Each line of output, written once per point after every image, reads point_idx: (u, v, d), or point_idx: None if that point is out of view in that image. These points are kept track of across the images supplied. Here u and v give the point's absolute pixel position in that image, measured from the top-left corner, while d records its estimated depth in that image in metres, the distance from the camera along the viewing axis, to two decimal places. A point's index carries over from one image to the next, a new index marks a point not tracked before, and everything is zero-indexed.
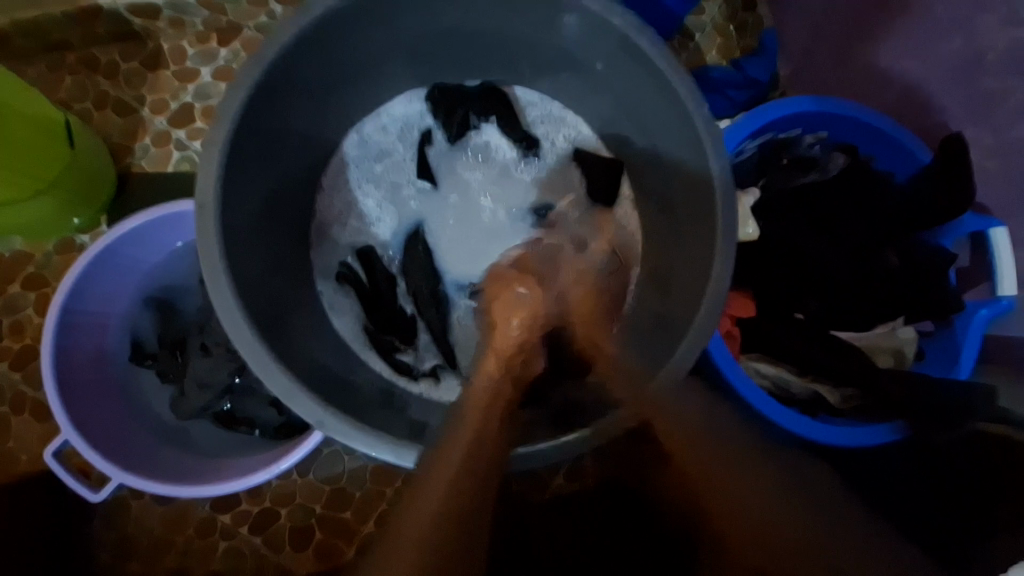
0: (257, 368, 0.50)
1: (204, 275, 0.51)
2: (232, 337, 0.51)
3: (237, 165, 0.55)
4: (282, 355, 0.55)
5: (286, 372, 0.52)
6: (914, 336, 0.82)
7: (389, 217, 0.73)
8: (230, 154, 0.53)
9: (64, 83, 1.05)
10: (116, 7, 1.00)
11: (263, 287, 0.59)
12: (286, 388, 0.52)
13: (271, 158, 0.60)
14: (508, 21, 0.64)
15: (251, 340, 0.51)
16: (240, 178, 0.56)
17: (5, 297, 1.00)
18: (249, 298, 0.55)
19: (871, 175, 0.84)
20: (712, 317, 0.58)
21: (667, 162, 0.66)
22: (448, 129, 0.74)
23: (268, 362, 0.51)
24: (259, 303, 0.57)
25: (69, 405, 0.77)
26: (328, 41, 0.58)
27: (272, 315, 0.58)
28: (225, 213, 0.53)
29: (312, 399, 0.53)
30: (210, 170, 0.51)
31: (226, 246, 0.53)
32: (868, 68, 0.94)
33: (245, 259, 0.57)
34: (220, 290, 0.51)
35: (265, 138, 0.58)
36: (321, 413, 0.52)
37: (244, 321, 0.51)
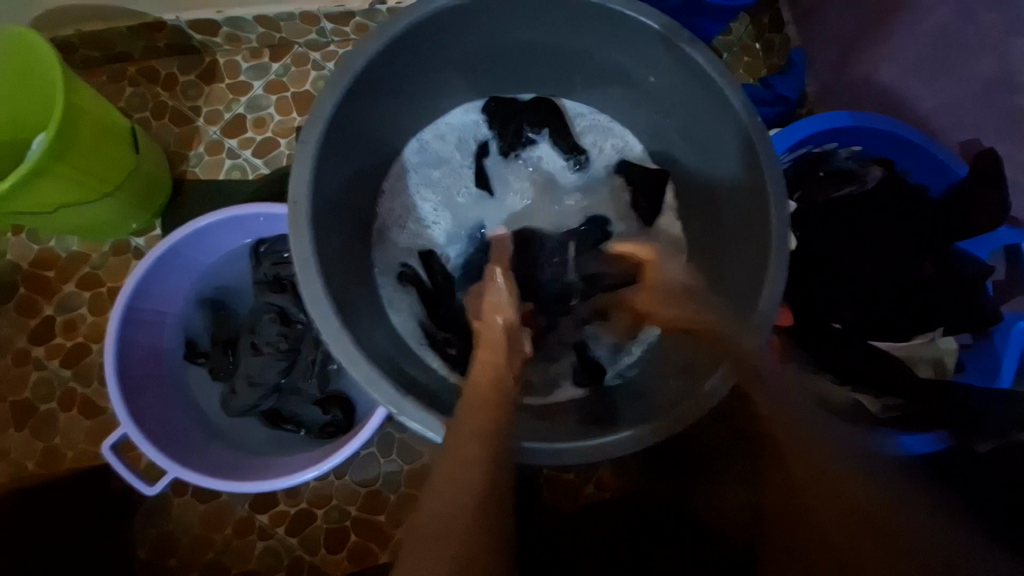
0: (343, 355, 0.52)
1: (294, 268, 0.54)
2: (319, 326, 0.53)
3: (323, 167, 0.58)
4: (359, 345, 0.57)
5: (367, 360, 0.54)
6: (955, 347, 0.83)
7: (445, 221, 0.77)
8: (318, 157, 0.57)
9: (125, 94, 1.10)
10: (178, 23, 1.05)
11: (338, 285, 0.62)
12: (369, 376, 0.54)
13: (348, 163, 0.64)
14: (569, 38, 0.68)
15: (338, 328, 0.54)
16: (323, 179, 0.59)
17: (60, 296, 1.04)
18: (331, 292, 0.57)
19: (909, 189, 0.86)
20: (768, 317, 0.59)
21: (718, 170, 0.68)
22: (502, 138, 0.77)
23: (353, 351, 0.53)
24: (337, 298, 0.59)
25: (128, 399, 0.80)
26: (403, 55, 0.63)
27: (346, 310, 0.61)
28: (312, 211, 0.56)
29: (393, 387, 0.54)
30: (303, 171, 0.55)
31: (314, 243, 0.56)
32: (899, 87, 0.97)
33: (325, 256, 0.59)
34: (310, 282, 0.53)
35: (347, 143, 0.62)
36: (400, 400, 0.54)
37: (331, 311, 0.53)
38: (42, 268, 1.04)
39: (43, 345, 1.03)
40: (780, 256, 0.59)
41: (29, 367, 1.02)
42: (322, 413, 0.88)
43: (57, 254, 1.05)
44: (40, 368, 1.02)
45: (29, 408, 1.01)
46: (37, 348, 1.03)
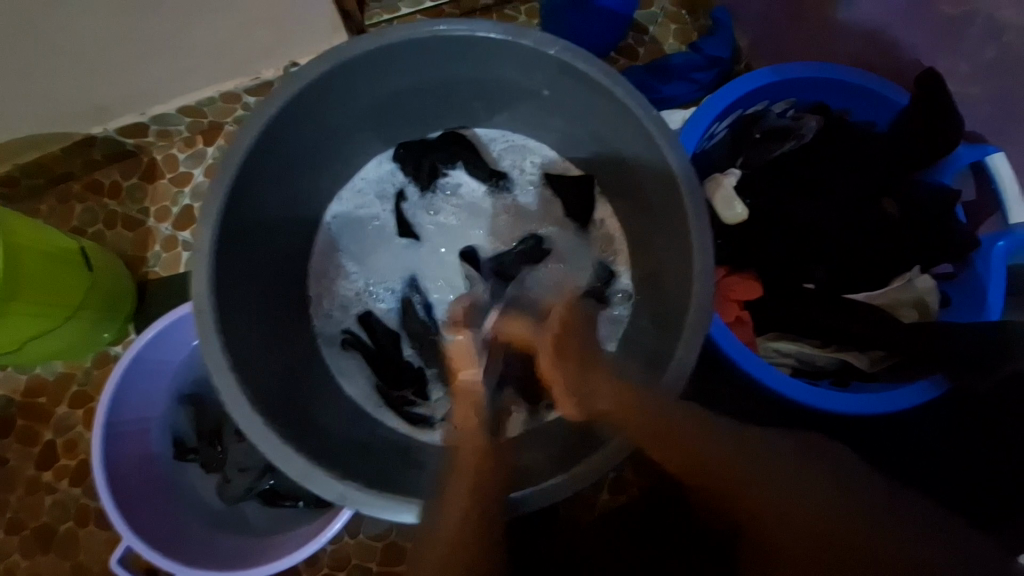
0: (272, 457, 0.52)
1: (211, 375, 0.54)
2: (246, 430, 0.53)
3: (225, 267, 0.57)
4: (292, 435, 0.57)
5: (299, 453, 0.54)
6: (933, 284, 0.77)
7: (377, 277, 0.76)
8: (218, 255, 0.56)
9: (75, 212, 1.13)
10: (107, 133, 1.06)
11: (271, 375, 0.62)
12: (305, 469, 0.54)
13: (261, 246, 0.64)
14: (454, 71, 0.66)
15: (264, 429, 0.54)
16: (229, 276, 0.58)
17: (56, 419, 1.07)
18: (256, 390, 0.57)
19: (850, 132, 0.83)
20: (705, 310, 0.58)
21: (633, 166, 0.66)
22: (418, 181, 0.76)
23: (281, 448, 0.53)
24: (265, 391, 0.59)
25: (125, 511, 0.82)
26: (292, 129, 0.61)
27: (279, 401, 0.60)
28: (219, 316, 0.55)
29: (331, 475, 0.54)
30: (201, 278, 0.54)
31: (228, 348, 0.55)
32: (825, 23, 0.93)
33: (245, 352, 0.59)
34: (227, 388, 0.53)
35: (251, 230, 0.62)
36: (340, 488, 0.54)
37: (253, 413, 0.53)
38: (34, 395, 1.07)
39: (50, 469, 1.06)
40: (704, 249, 0.57)
41: (42, 493, 1.05)
42: None
43: (45, 379, 1.08)
44: (51, 492, 1.05)
45: (50, 531, 1.04)
46: (44, 473, 1.05)
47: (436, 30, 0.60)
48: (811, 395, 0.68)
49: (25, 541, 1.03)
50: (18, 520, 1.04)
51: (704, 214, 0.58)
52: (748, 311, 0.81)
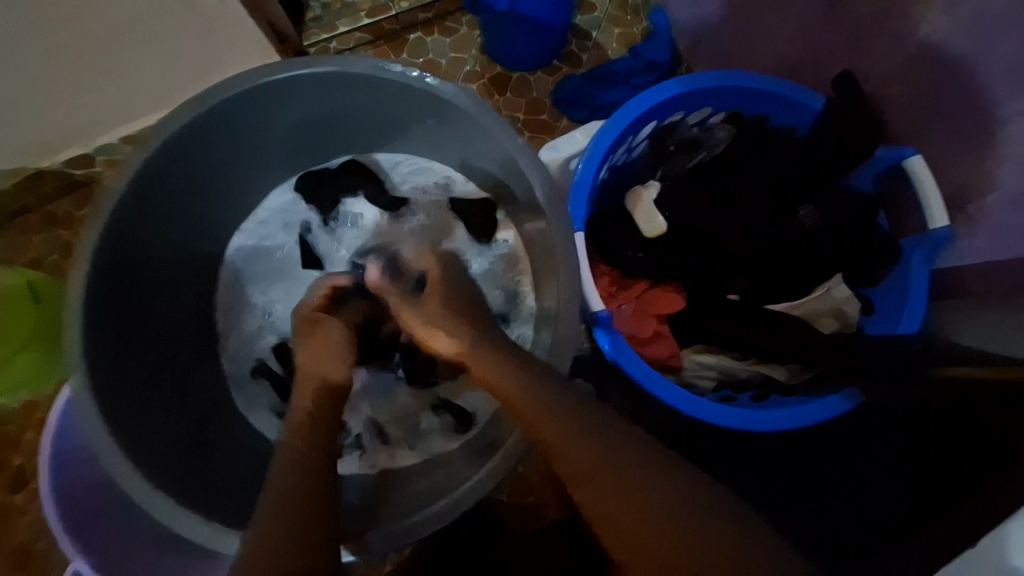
0: (136, 498, 0.53)
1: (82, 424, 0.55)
2: (116, 473, 0.54)
3: (100, 318, 0.59)
4: (171, 480, 0.58)
5: (165, 496, 0.55)
6: (849, 294, 0.77)
7: (282, 309, 0.78)
8: (91, 304, 0.57)
9: (33, 243, 1.16)
10: (56, 166, 1.10)
11: (154, 421, 0.63)
12: (170, 510, 0.54)
13: (146, 289, 0.66)
14: (336, 105, 0.67)
15: (134, 473, 0.55)
16: (107, 324, 0.60)
17: (24, 445, 1.11)
18: (132, 437, 0.58)
19: (764, 139, 0.81)
20: (572, 335, 0.59)
21: (518, 193, 0.67)
22: (323, 212, 0.78)
23: (148, 490, 0.54)
24: (143, 435, 0.60)
25: (75, 537, 0.85)
26: (173, 170, 0.62)
27: (161, 445, 0.61)
28: (93, 366, 0.56)
29: (197, 516, 0.55)
30: (73, 331, 0.56)
31: (100, 395, 0.56)
32: (752, 23, 0.90)
33: (124, 398, 0.60)
34: (96, 435, 0.54)
35: (131, 275, 0.63)
36: (206, 530, 0.54)
37: (124, 461, 0.55)
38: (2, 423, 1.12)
39: (20, 493, 1.10)
40: (570, 279, 0.59)
41: (13, 517, 1.09)
42: None
43: (12, 407, 1.12)
44: (21, 516, 1.10)
45: (24, 551, 1.09)
46: (14, 497, 1.10)
47: (302, 73, 0.60)
48: (712, 413, 0.68)
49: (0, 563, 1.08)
50: None
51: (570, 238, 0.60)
52: (667, 325, 0.81)
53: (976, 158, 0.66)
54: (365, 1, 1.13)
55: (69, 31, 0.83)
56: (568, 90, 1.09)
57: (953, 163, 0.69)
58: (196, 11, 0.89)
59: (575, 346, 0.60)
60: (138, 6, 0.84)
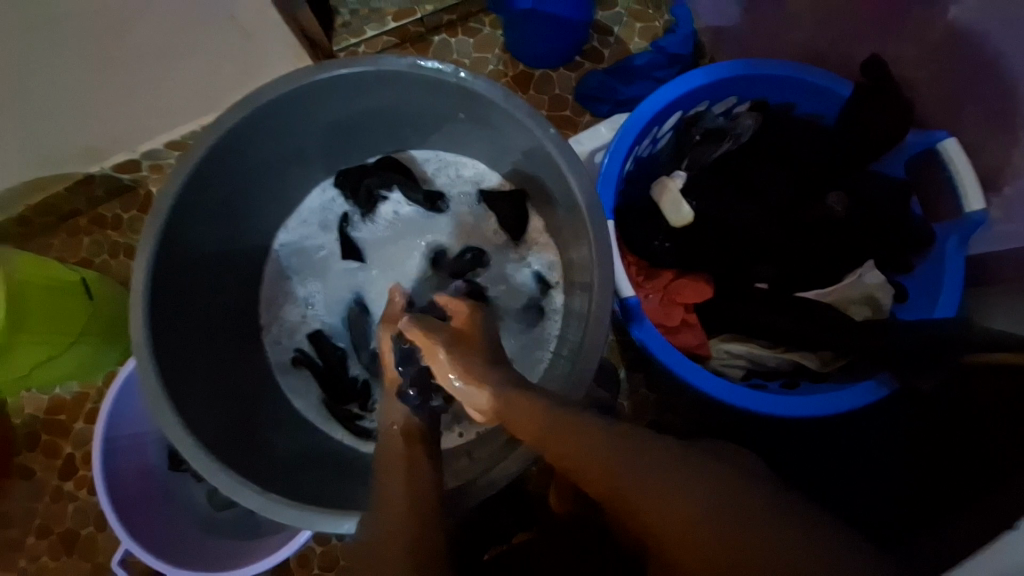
0: (199, 470, 0.56)
1: (148, 404, 0.58)
2: (179, 448, 0.57)
3: (161, 305, 0.62)
4: (228, 457, 0.61)
5: (224, 469, 0.58)
6: (882, 279, 0.75)
7: (322, 299, 0.81)
8: (153, 292, 0.60)
9: (83, 244, 1.23)
10: (103, 171, 1.15)
11: (212, 401, 0.66)
12: (229, 483, 0.57)
13: (202, 283, 0.69)
14: (373, 103, 0.70)
15: (194, 447, 0.58)
16: (166, 311, 0.63)
17: (75, 434, 1.18)
18: (192, 415, 0.61)
19: (791, 128, 0.81)
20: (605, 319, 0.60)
21: (549, 186, 0.68)
22: (359, 205, 0.80)
23: (208, 463, 0.57)
24: (200, 413, 0.63)
25: (124, 517, 0.89)
26: (223, 167, 0.66)
27: (219, 425, 0.65)
28: (156, 350, 0.60)
29: (253, 488, 0.58)
30: (137, 316, 0.59)
31: (165, 376, 0.60)
32: (777, 13, 0.90)
33: (183, 381, 0.63)
34: (162, 414, 0.57)
35: (187, 267, 0.66)
36: (263, 501, 0.57)
37: (189, 439, 0.58)
38: (54, 412, 1.18)
39: (71, 479, 1.17)
40: (602, 264, 0.60)
41: (64, 501, 1.16)
42: None
43: (64, 398, 1.19)
44: (72, 500, 1.16)
45: (73, 534, 1.15)
46: (66, 483, 1.17)
47: (342, 74, 0.63)
48: (746, 399, 0.68)
49: (52, 544, 1.15)
50: (45, 526, 1.15)
51: (602, 224, 0.61)
52: (695, 313, 0.81)
53: (1011, 140, 0.65)
54: (391, 6, 1.17)
55: (121, 40, 0.88)
56: (592, 84, 1.10)
57: (987, 146, 0.68)
58: (237, 20, 0.94)
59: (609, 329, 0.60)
60: (185, 16, 0.89)
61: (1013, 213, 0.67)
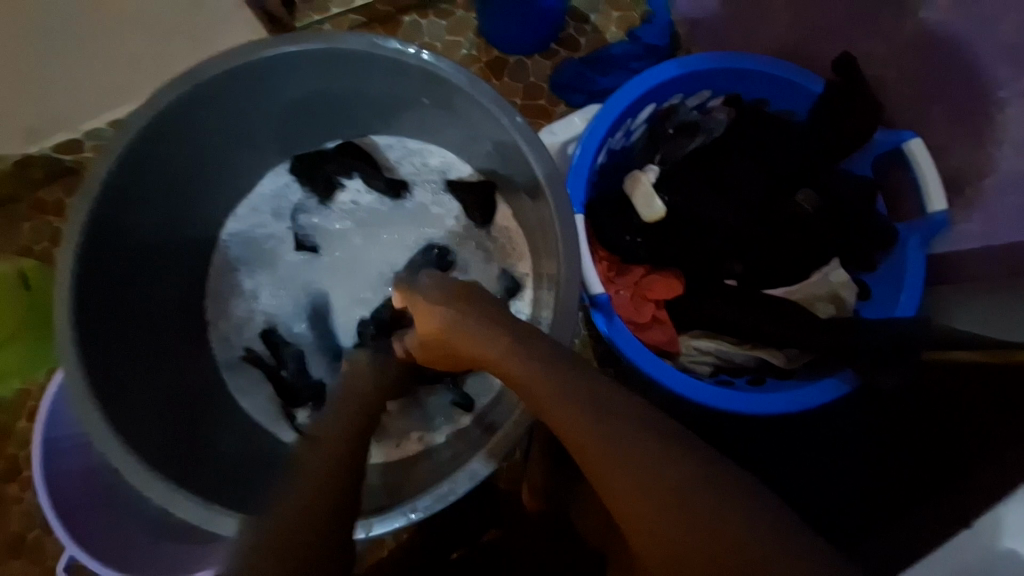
0: (132, 481, 0.53)
1: (75, 408, 0.54)
2: (110, 456, 0.54)
3: (91, 299, 0.58)
4: (167, 466, 0.58)
5: (161, 478, 0.55)
6: (847, 277, 0.76)
7: (275, 292, 0.76)
8: (82, 286, 0.56)
9: (21, 232, 1.13)
10: (43, 152, 1.08)
11: (151, 403, 0.63)
12: (167, 493, 0.54)
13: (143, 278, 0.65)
14: (330, 84, 0.66)
15: (127, 454, 0.54)
16: (97, 306, 0.59)
17: (17, 433, 1.11)
18: (124, 418, 0.58)
19: (764, 123, 0.80)
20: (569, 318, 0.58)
21: (517, 179, 0.66)
22: (316, 193, 0.76)
23: (142, 473, 0.54)
24: (134, 415, 0.60)
25: (67, 523, 0.84)
26: (162, 150, 0.61)
27: (158, 429, 0.62)
28: (84, 350, 0.56)
29: (193, 498, 0.55)
30: (64, 312, 0.55)
31: (94, 377, 0.56)
32: (752, 6, 0.89)
33: (115, 382, 0.59)
34: (91, 419, 0.53)
35: (124, 257, 0.62)
36: (202, 513, 0.54)
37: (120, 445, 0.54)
38: None
39: (14, 481, 1.10)
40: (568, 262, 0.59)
41: (7, 505, 1.09)
42: None
43: (3, 395, 1.11)
44: (16, 504, 1.09)
45: (17, 540, 1.08)
46: (8, 486, 1.10)
47: (292, 52, 0.59)
48: (713, 396, 0.68)
49: None
50: None
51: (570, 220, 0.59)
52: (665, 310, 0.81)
53: (974, 141, 0.66)
54: None
55: (54, 10, 0.81)
56: (567, 74, 1.07)
57: (951, 147, 0.69)
58: None
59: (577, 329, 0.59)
60: None
61: (974, 214, 0.68)
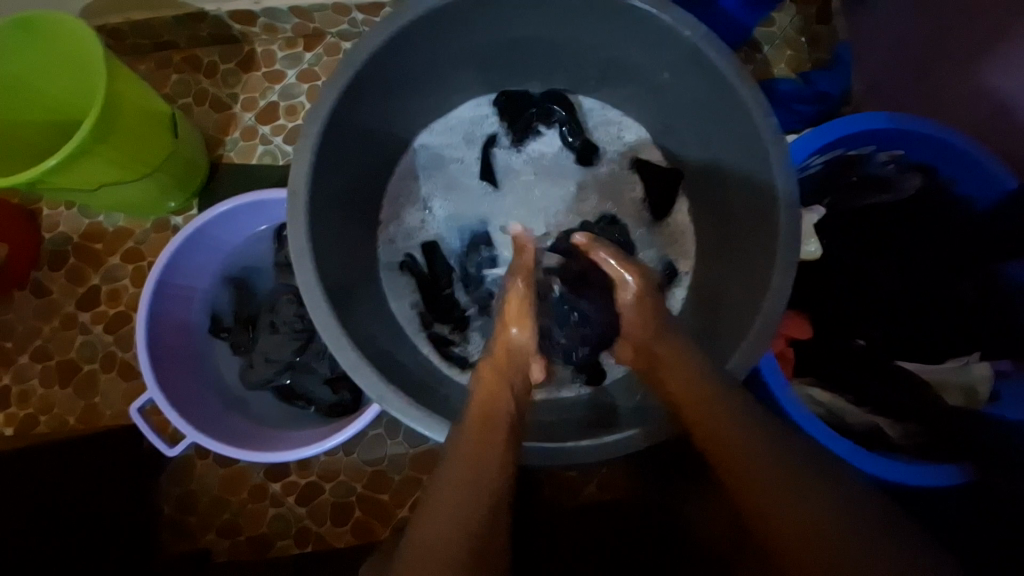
0: (330, 341, 0.57)
1: (292, 259, 0.58)
2: (311, 312, 0.57)
3: (324, 161, 0.61)
4: (353, 334, 0.62)
5: (352, 347, 0.58)
6: (988, 374, 0.77)
7: (445, 212, 0.80)
8: (320, 147, 0.60)
9: (170, 80, 1.17)
10: (219, 14, 1.10)
11: (341, 277, 0.66)
12: (353, 362, 0.58)
13: (348, 167, 0.67)
14: (581, 33, 0.69)
15: (325, 312, 0.58)
16: (322, 172, 0.61)
17: (106, 268, 1.13)
18: (327, 276, 0.62)
19: (945, 203, 0.81)
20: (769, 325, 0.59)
21: (730, 177, 0.69)
22: (513, 131, 0.79)
23: (339, 337, 0.57)
24: (331, 279, 0.63)
25: (156, 366, 0.85)
26: (413, 47, 0.65)
27: (345, 305, 0.64)
28: (310, 203, 0.59)
29: (376, 374, 0.58)
30: (302, 162, 0.58)
31: (310, 233, 0.60)
32: (952, 89, 0.89)
33: (324, 249, 0.63)
34: (304, 271, 0.58)
35: (349, 137, 0.65)
36: (382, 389, 0.58)
37: (322, 301, 0.58)
38: (92, 240, 1.13)
39: (88, 311, 1.12)
40: (786, 273, 0.58)
41: (76, 331, 1.12)
42: (331, 393, 0.92)
43: (105, 228, 1.14)
44: (84, 333, 1.12)
45: (75, 367, 1.11)
46: (82, 314, 1.12)
47: None
48: (846, 449, 0.68)
49: (51, 371, 1.10)
50: (49, 350, 1.11)
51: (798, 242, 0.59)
52: (793, 349, 0.81)
53: None
54: None
55: None
56: None
57: None
58: None
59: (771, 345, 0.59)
60: None
61: None
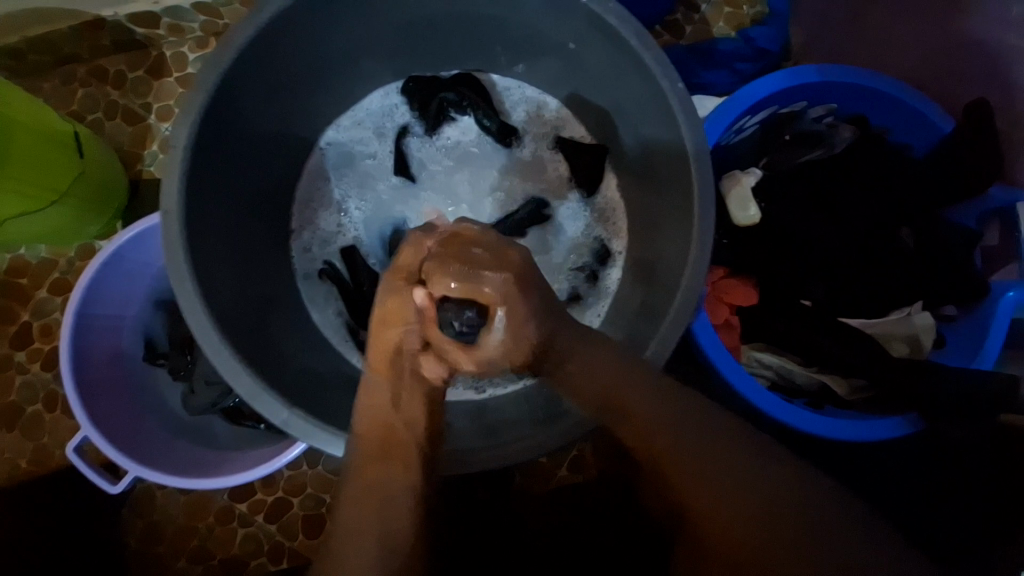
0: (222, 370, 0.54)
1: (171, 282, 0.55)
2: (200, 340, 0.54)
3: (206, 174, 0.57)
4: (257, 361, 0.60)
5: (249, 373, 0.56)
6: (932, 322, 0.75)
7: (360, 213, 0.77)
8: (194, 155, 0.56)
9: (76, 95, 1.08)
10: (118, 19, 1.03)
11: (239, 301, 0.63)
12: (251, 389, 0.55)
13: (235, 175, 0.64)
14: (479, 6, 0.65)
15: (216, 339, 0.55)
16: (196, 182, 0.57)
17: (36, 302, 1.07)
18: (217, 302, 0.58)
19: (882, 152, 0.79)
20: (689, 302, 0.58)
21: (651, 145, 0.65)
22: (425, 120, 0.77)
23: (233, 365, 0.55)
24: (224, 303, 0.60)
25: (87, 402, 0.81)
26: (291, 34, 0.60)
27: (250, 332, 0.62)
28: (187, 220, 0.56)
29: (277, 399, 0.56)
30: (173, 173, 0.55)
31: (192, 255, 0.56)
32: (884, 32, 0.86)
33: (214, 266, 0.60)
34: (185, 296, 0.54)
35: (229, 139, 0.61)
36: (286, 414, 0.55)
37: (211, 328, 0.55)
38: (16, 275, 1.07)
39: (23, 350, 1.06)
40: (703, 241, 0.57)
41: (12, 372, 1.06)
42: None
43: (28, 261, 1.07)
44: (21, 373, 1.06)
45: (16, 409, 1.05)
46: (17, 353, 1.06)
47: None
48: (788, 414, 0.67)
49: None
50: None
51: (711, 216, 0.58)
52: (737, 316, 0.80)
53: None
54: None
55: None
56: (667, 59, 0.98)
57: None
58: None
59: (693, 319, 0.58)
60: None
61: None
